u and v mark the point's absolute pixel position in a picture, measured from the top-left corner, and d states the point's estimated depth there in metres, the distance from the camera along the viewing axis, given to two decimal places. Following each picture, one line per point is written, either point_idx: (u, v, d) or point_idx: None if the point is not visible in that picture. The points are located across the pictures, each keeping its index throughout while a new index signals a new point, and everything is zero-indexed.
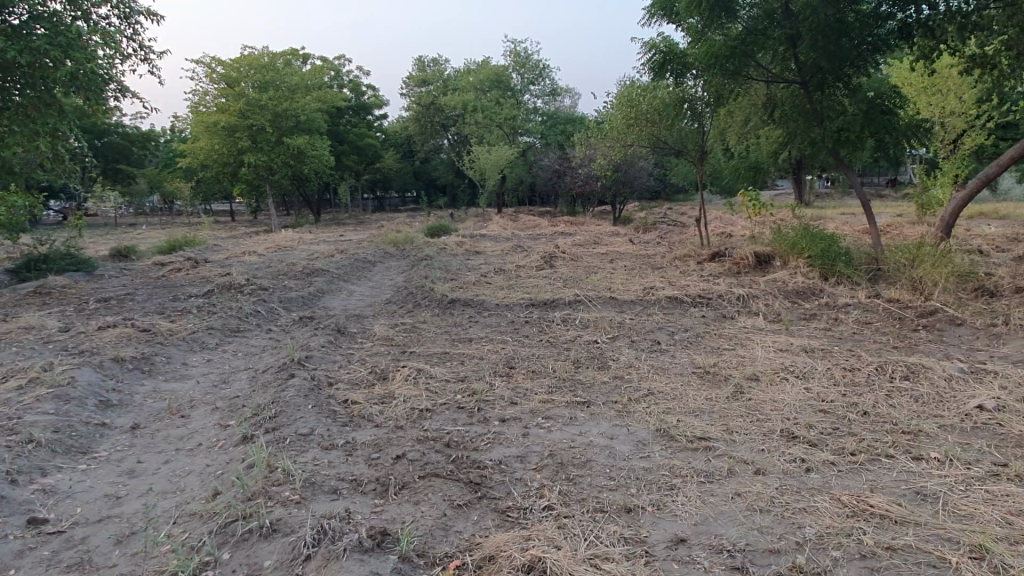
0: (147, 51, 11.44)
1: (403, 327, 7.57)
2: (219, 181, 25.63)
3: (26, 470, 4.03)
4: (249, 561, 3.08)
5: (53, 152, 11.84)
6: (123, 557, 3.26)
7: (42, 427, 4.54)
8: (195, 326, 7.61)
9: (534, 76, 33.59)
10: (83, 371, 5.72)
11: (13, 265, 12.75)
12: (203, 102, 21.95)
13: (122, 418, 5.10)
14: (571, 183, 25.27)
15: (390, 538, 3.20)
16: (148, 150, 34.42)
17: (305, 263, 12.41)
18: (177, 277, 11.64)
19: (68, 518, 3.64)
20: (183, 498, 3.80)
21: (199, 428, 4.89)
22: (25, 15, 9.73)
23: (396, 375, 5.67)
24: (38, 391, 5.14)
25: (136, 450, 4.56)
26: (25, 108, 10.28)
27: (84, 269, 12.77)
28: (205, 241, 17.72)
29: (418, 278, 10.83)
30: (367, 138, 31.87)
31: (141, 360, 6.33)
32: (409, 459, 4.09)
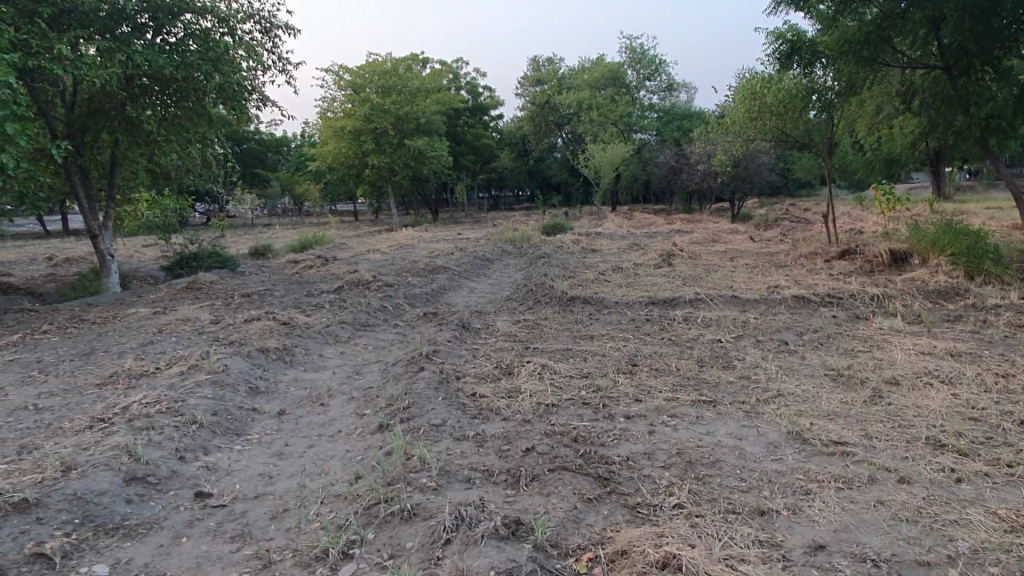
0: (285, 62, 12.18)
1: (525, 323, 7.70)
2: (345, 183, 26.94)
3: (192, 448, 4.44)
4: (392, 543, 3.26)
5: (202, 159, 12.88)
6: (278, 531, 3.53)
7: (203, 409, 4.98)
8: (329, 320, 8.06)
9: (650, 72, 32.76)
10: (234, 359, 6.20)
11: (167, 263, 13.97)
12: (331, 108, 23.24)
13: (270, 404, 5.50)
14: (688, 180, 24.76)
15: (524, 528, 3.29)
16: (280, 154, 36.59)
17: (427, 261, 12.84)
18: (309, 273, 12.35)
19: (230, 493, 3.97)
20: (328, 480, 4.06)
21: (338, 416, 5.19)
22: (181, 33, 10.59)
23: (522, 371, 5.79)
24: (198, 377, 5.63)
25: (283, 434, 4.90)
26: (180, 118, 11.23)
27: (228, 267, 13.81)
28: (333, 240, 18.67)
29: (536, 276, 10.98)
30: (483, 139, 32.51)
31: (283, 351, 6.78)
32: (538, 452, 4.17)
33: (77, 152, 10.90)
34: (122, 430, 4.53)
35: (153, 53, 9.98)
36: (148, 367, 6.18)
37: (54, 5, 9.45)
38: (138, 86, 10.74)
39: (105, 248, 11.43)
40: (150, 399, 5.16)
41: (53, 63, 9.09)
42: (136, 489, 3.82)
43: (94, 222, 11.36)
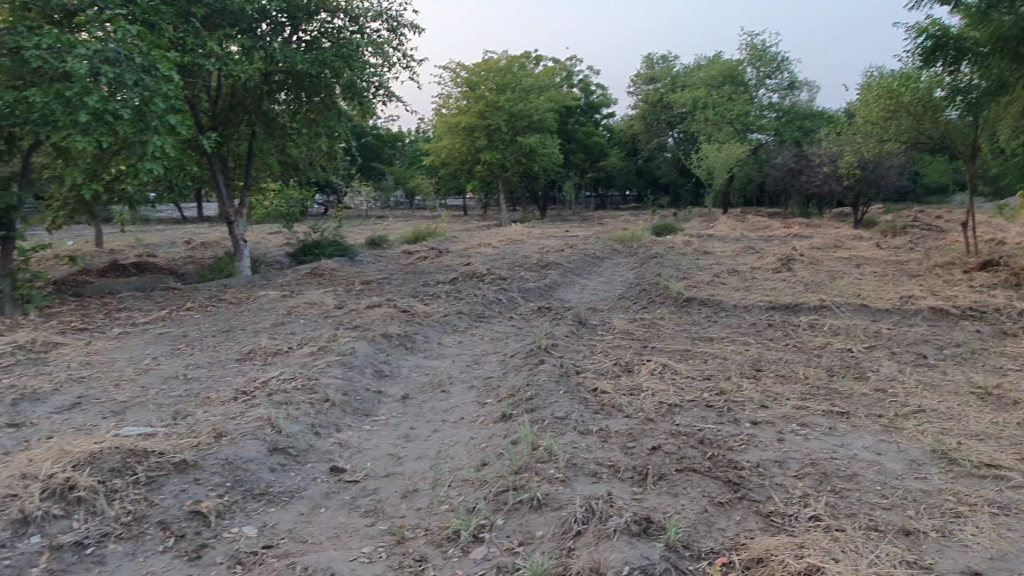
0: (409, 59, 12.56)
1: (641, 322, 7.61)
2: (457, 178, 27.54)
3: (325, 425, 4.67)
4: (522, 530, 3.31)
5: (330, 151, 13.50)
6: (410, 510, 3.64)
7: (335, 389, 5.23)
8: (447, 310, 8.25)
9: (771, 70, 31.59)
10: (361, 343, 6.47)
11: (292, 249, 14.74)
12: (446, 105, 24.07)
13: (394, 388, 5.71)
14: (807, 182, 23.76)
15: (656, 526, 3.24)
16: (396, 150, 37.85)
17: (539, 256, 12.92)
18: (425, 264, 12.69)
19: (362, 469, 4.14)
20: (456, 464, 4.15)
21: (460, 403, 5.31)
22: (316, 32, 11.15)
23: (643, 369, 5.73)
24: (329, 358, 5.93)
25: (409, 417, 5.07)
26: (312, 113, 11.85)
27: (348, 256, 14.41)
28: (445, 233, 19.12)
29: (649, 275, 10.85)
30: (594, 137, 32.45)
31: (405, 337, 7.01)
32: (665, 452, 4.11)
33: (219, 142, 11.80)
34: (264, 403, 4.82)
35: (291, 50, 10.57)
36: (282, 348, 6.55)
37: (206, 6, 10.14)
38: (275, 82, 11.45)
39: (239, 234, 12.20)
40: (287, 376, 5.47)
41: (205, 59, 9.86)
42: (279, 460, 4.05)
43: (230, 209, 12.19)
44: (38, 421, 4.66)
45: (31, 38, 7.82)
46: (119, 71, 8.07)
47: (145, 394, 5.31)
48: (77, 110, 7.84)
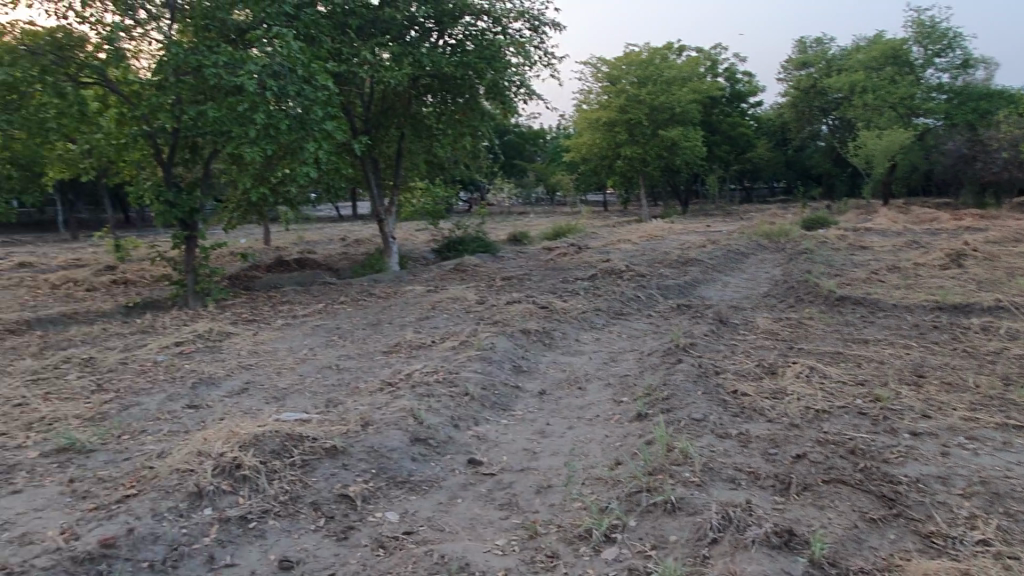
0: (550, 57, 12.66)
1: (788, 322, 7.24)
2: (597, 174, 27.48)
3: (465, 418, 4.82)
4: (656, 534, 3.26)
5: (473, 151, 13.89)
6: (543, 505, 3.68)
7: (474, 382, 5.39)
8: (584, 306, 8.25)
9: (942, 48, 28.93)
10: (499, 338, 6.62)
11: (437, 246, 15.32)
12: (587, 100, 24.08)
13: (531, 383, 5.79)
14: (982, 169, 21.57)
15: (799, 539, 3.09)
16: (537, 147, 38.28)
17: (679, 252, 12.62)
18: (563, 261, 12.76)
19: (498, 463, 4.24)
20: (590, 462, 4.15)
21: (596, 400, 5.30)
22: (461, 35, 11.53)
23: (788, 372, 5.46)
24: (469, 352, 6.11)
25: (544, 413, 5.12)
26: (456, 113, 12.27)
27: (489, 252, 14.78)
28: (584, 229, 19.13)
29: (798, 272, 10.29)
30: (740, 127, 31.20)
31: (543, 333, 7.09)
32: (810, 460, 3.90)
33: (371, 145, 12.48)
34: (408, 394, 5.05)
35: (437, 55, 11.00)
36: (426, 341, 6.83)
37: (361, 16, 10.74)
38: (422, 86, 11.97)
39: (388, 232, 12.85)
40: (429, 369, 5.70)
41: (359, 68, 10.46)
42: (420, 450, 4.24)
43: (380, 208, 12.87)
44: (213, 404, 5.16)
45: (210, 57, 8.63)
46: (283, 83, 8.72)
47: (303, 382, 5.74)
48: (248, 123, 8.56)
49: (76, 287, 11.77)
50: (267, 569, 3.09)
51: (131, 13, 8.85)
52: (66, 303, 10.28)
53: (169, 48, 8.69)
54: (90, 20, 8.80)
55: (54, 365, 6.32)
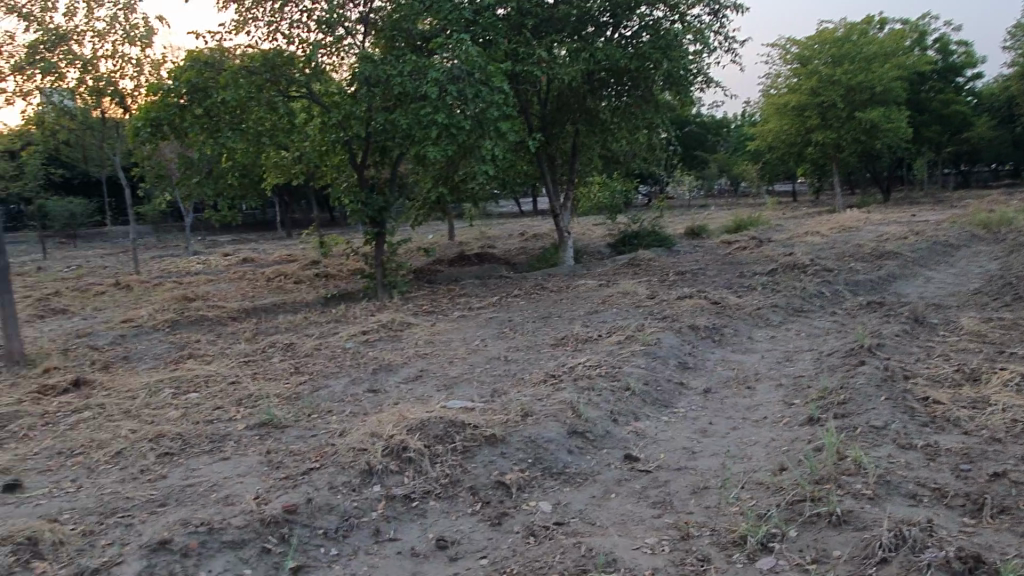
0: (731, 41, 12.13)
1: (1000, 322, 6.41)
2: (786, 162, 25.91)
3: (625, 413, 4.81)
4: (818, 547, 3.06)
5: (649, 143, 13.68)
6: (698, 507, 3.59)
7: (636, 377, 5.35)
8: (761, 302, 7.86)
9: None
10: (666, 334, 6.50)
11: (612, 240, 15.29)
12: (775, 85, 22.80)
13: (697, 380, 5.64)
14: None
15: (987, 568, 2.76)
16: (721, 136, 36.80)
17: (875, 245, 11.58)
18: (742, 255, 12.22)
19: (655, 460, 4.18)
20: (752, 466, 3.97)
21: (765, 401, 5.04)
22: (636, 26, 11.41)
23: (993, 379, 4.85)
24: (633, 348, 6.07)
25: (708, 412, 4.97)
26: (631, 106, 12.17)
27: (664, 246, 14.50)
28: (769, 221, 18.15)
29: (1019, 266, 9.05)
30: (955, 104, 27.92)
31: (713, 330, 6.87)
32: (1011, 480, 3.44)
33: (546, 142, 12.71)
34: (569, 387, 5.13)
35: (611, 48, 11.00)
36: (592, 336, 6.87)
37: (536, 15, 11.03)
38: (597, 80, 12.00)
39: (563, 226, 13.03)
40: (592, 363, 5.74)
41: (535, 66, 10.69)
42: (577, 443, 4.29)
43: (555, 203, 13.09)
44: (390, 389, 5.57)
45: (397, 68, 9.29)
46: (461, 86, 9.13)
47: (472, 371, 6.02)
48: (430, 126, 9.07)
49: (285, 280, 13.15)
50: (426, 546, 3.29)
51: (331, 30, 9.69)
52: (277, 294, 11.53)
53: (361, 61, 9.43)
54: (297, 40, 9.76)
55: (262, 349, 7.14)
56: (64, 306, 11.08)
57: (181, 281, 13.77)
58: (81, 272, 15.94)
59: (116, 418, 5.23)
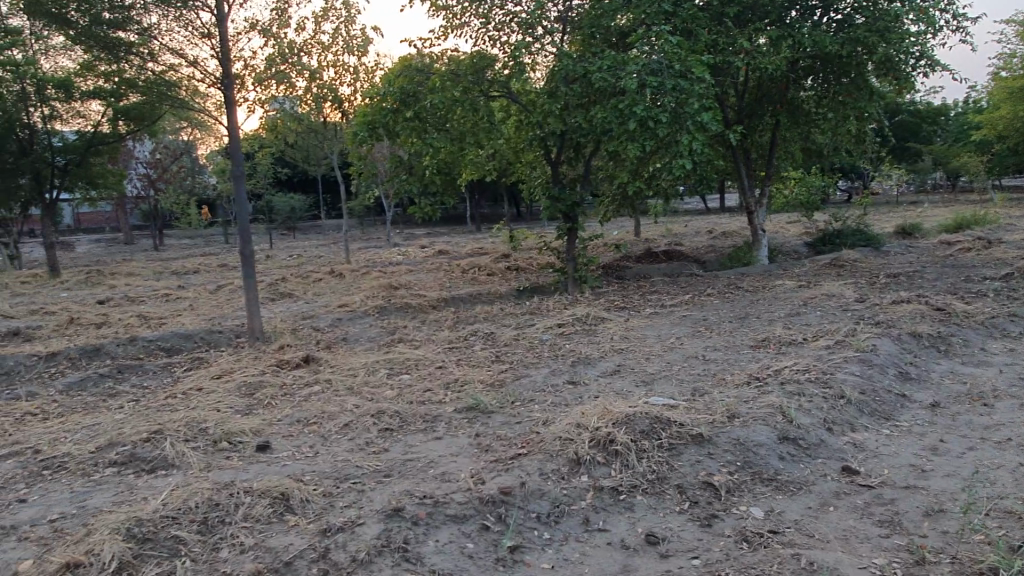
0: (962, 19, 10.94)
1: None
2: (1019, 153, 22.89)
3: (840, 422, 4.52)
4: None
5: (859, 134, 12.70)
6: (934, 531, 3.29)
7: (851, 385, 5.00)
8: (995, 311, 7.03)
9: None
10: (883, 340, 6.02)
11: (811, 239, 14.39)
12: (1008, 66, 20.28)
13: (922, 393, 5.16)
14: None
15: None
16: (938, 125, 33.22)
17: None
18: (968, 256, 11.00)
19: (878, 476, 3.88)
20: (996, 493, 3.58)
21: (1007, 421, 4.51)
22: (849, 8, 10.69)
23: None
24: (846, 353, 5.69)
25: (938, 428, 4.53)
26: (841, 95, 11.29)
27: (872, 245, 13.40)
28: (998, 219, 16.15)
29: None
30: None
31: (938, 339, 6.25)
32: None
33: (744, 134, 12.27)
34: (778, 391, 4.92)
35: (821, 33, 10.31)
36: (797, 338, 6.52)
37: (739, 5, 10.63)
38: (802, 68, 11.33)
39: (758, 223, 12.47)
40: (801, 367, 5.45)
41: (735, 56, 10.33)
42: (789, 449, 4.10)
43: (751, 199, 12.56)
44: (589, 381, 5.66)
45: (596, 63, 9.31)
46: (660, 79, 9.01)
47: (670, 368, 5.94)
48: (628, 119, 9.00)
49: (479, 272, 13.73)
50: (635, 540, 3.30)
51: (531, 31, 9.94)
52: (472, 285, 12.07)
53: (561, 59, 9.57)
54: (499, 42, 10.13)
55: (464, 336, 7.53)
56: (290, 291, 12.38)
57: (385, 270, 14.87)
58: (301, 261, 17.70)
59: (341, 393, 5.76)
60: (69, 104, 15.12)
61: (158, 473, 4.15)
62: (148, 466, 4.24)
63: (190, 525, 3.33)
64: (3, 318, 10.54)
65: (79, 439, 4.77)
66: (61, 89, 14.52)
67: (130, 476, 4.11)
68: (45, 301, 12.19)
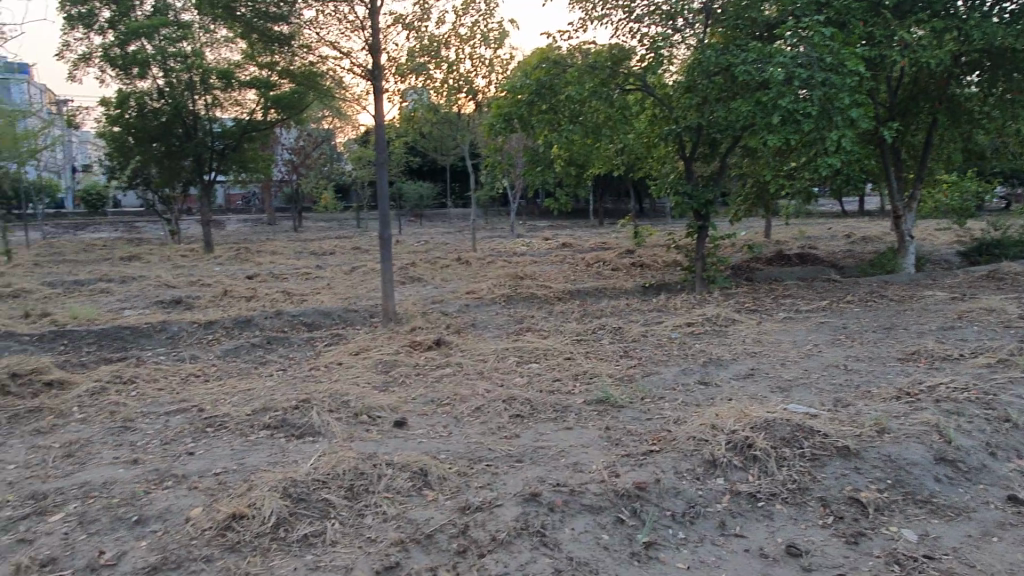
0: None
1: None
2: None
3: (1005, 447, 4.15)
4: None
5: None
6: None
7: (1018, 408, 4.59)
8: None
9: None
10: None
11: (966, 248, 13.29)
12: None
13: None
14: None
15: None
16: None
17: None
18: None
19: None
20: None
21: None
22: None
23: None
24: (1011, 374, 5.22)
25: None
26: (1011, 94, 10.31)
27: None
28: None
29: None
30: None
31: None
32: None
33: (896, 134, 11.47)
34: (932, 408, 4.59)
35: (992, 26, 9.50)
36: (952, 354, 6.05)
37: None
38: (966, 63, 10.46)
39: (907, 229, 11.67)
40: (958, 384, 5.06)
41: (892, 50, 9.63)
42: (945, 471, 3.82)
43: (900, 203, 11.76)
44: (722, 383, 5.50)
45: (740, 56, 8.98)
46: (810, 72, 8.57)
47: (809, 376, 5.68)
48: (772, 113, 8.63)
49: (604, 266, 13.64)
50: (775, 550, 3.19)
51: (671, 23, 9.74)
52: (597, 279, 12.01)
53: (702, 52, 9.30)
54: (639, 35, 9.99)
55: (592, 330, 7.52)
56: (419, 276, 12.80)
57: (510, 260, 15.08)
58: (429, 247, 18.26)
59: (473, 377, 5.91)
60: (228, 93, 16.30)
61: (306, 439, 4.43)
62: (297, 431, 4.54)
63: (338, 490, 3.54)
64: (167, 287, 11.54)
65: (237, 401, 5.17)
66: (222, 78, 15.69)
67: (282, 439, 4.42)
68: (202, 273, 13.23)
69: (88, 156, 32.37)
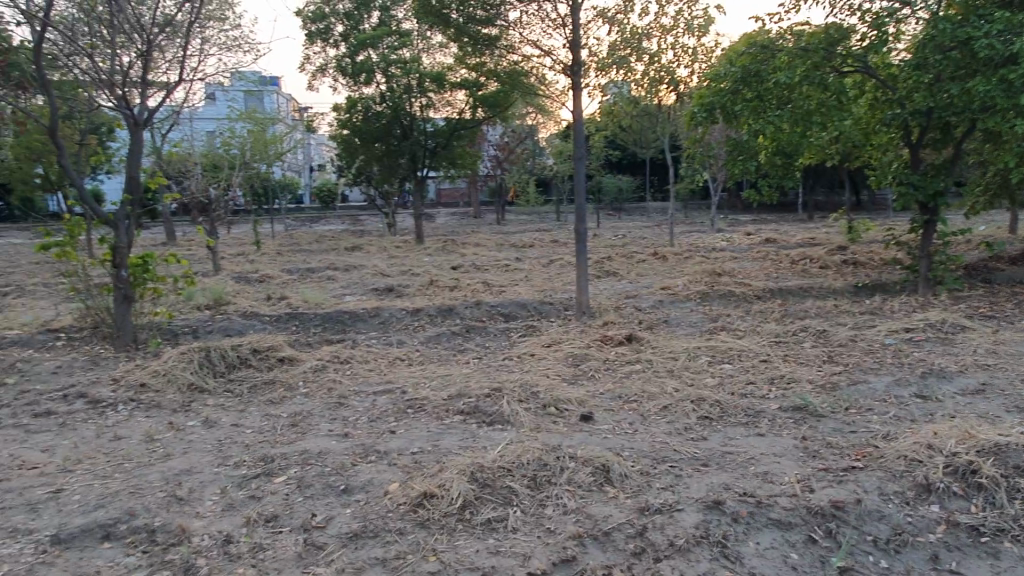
0: None
1: None
2: None
3: None
4: None
5: None
6: None
7: None
8: None
9: None
10: None
11: None
12: None
13: None
14: None
15: None
16: None
17: None
18: None
19: None
20: None
21: None
22: None
23: None
24: None
25: None
26: None
27: None
28: None
29: None
30: None
31: None
32: None
33: None
34: None
35: None
36: None
37: None
38: None
39: None
40: None
41: None
42: None
43: None
44: (943, 398, 4.90)
45: (982, 28, 7.91)
46: None
47: None
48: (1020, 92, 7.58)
49: (811, 263, 12.69)
50: None
51: None
52: (803, 277, 11.24)
53: (936, 26, 8.29)
54: (860, 12, 9.15)
55: (793, 331, 7.06)
56: (614, 270, 12.76)
57: (709, 256, 14.56)
58: (625, 241, 18.17)
59: (662, 375, 5.81)
60: (441, 95, 17.38)
61: (496, 426, 4.62)
62: (488, 419, 4.75)
63: (522, 479, 3.65)
64: (382, 276, 12.56)
65: (436, 386, 5.52)
66: (436, 82, 16.74)
67: (474, 426, 4.64)
68: (412, 264, 14.23)
69: (322, 156, 36.02)
